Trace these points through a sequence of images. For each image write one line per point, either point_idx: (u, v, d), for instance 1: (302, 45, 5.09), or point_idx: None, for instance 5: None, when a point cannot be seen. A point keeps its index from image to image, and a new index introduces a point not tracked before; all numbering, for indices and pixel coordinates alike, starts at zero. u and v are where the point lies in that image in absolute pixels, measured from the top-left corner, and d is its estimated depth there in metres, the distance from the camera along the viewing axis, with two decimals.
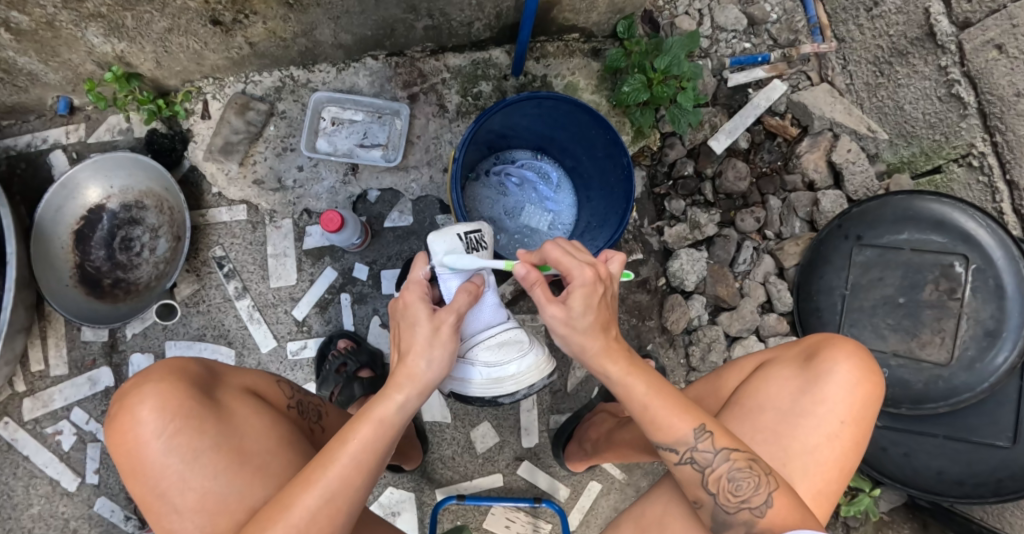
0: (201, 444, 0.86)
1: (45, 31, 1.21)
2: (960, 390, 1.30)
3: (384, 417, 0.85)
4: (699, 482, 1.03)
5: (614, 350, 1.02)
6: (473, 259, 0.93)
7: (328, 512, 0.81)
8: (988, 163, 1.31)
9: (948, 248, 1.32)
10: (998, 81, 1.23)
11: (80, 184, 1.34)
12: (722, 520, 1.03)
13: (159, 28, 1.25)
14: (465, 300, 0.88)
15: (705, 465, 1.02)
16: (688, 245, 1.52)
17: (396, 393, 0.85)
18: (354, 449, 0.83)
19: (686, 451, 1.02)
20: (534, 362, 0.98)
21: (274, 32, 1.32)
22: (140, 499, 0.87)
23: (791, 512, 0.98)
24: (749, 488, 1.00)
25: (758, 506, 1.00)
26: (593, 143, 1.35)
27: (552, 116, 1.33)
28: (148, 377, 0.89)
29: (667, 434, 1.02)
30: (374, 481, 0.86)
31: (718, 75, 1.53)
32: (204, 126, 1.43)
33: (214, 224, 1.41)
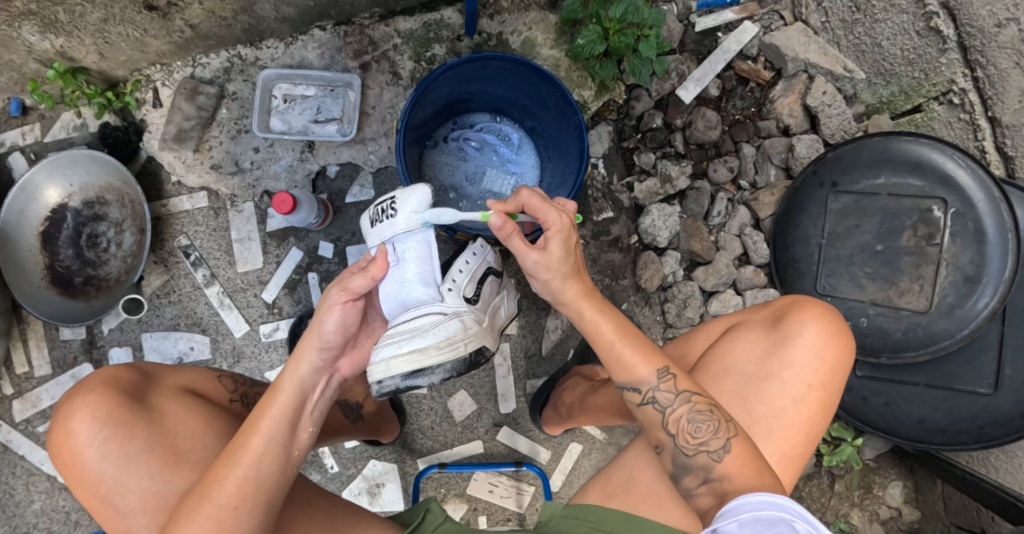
0: (134, 447, 0.90)
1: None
2: (939, 338, 1.26)
3: (290, 389, 0.91)
4: (660, 424, 0.99)
5: (588, 292, 1.01)
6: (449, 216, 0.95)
7: (242, 483, 0.84)
8: (970, 100, 1.27)
9: (926, 191, 1.26)
10: (978, 11, 1.16)
11: (40, 185, 1.37)
12: (682, 464, 0.97)
13: (94, 20, 1.22)
14: (361, 280, 0.93)
15: (666, 406, 0.98)
16: (659, 200, 1.47)
17: (297, 364, 0.92)
18: (265, 421, 0.88)
19: (648, 391, 0.99)
20: (394, 354, 0.93)
21: (213, 12, 1.27)
22: (87, 504, 0.91)
23: (748, 464, 0.92)
24: (708, 431, 0.95)
25: (717, 450, 0.94)
26: (546, 102, 1.29)
27: (501, 77, 1.28)
28: (80, 389, 0.93)
29: (629, 374, 0.99)
30: (290, 454, 0.89)
31: (685, 20, 1.48)
32: (157, 115, 1.42)
33: (176, 214, 1.42)
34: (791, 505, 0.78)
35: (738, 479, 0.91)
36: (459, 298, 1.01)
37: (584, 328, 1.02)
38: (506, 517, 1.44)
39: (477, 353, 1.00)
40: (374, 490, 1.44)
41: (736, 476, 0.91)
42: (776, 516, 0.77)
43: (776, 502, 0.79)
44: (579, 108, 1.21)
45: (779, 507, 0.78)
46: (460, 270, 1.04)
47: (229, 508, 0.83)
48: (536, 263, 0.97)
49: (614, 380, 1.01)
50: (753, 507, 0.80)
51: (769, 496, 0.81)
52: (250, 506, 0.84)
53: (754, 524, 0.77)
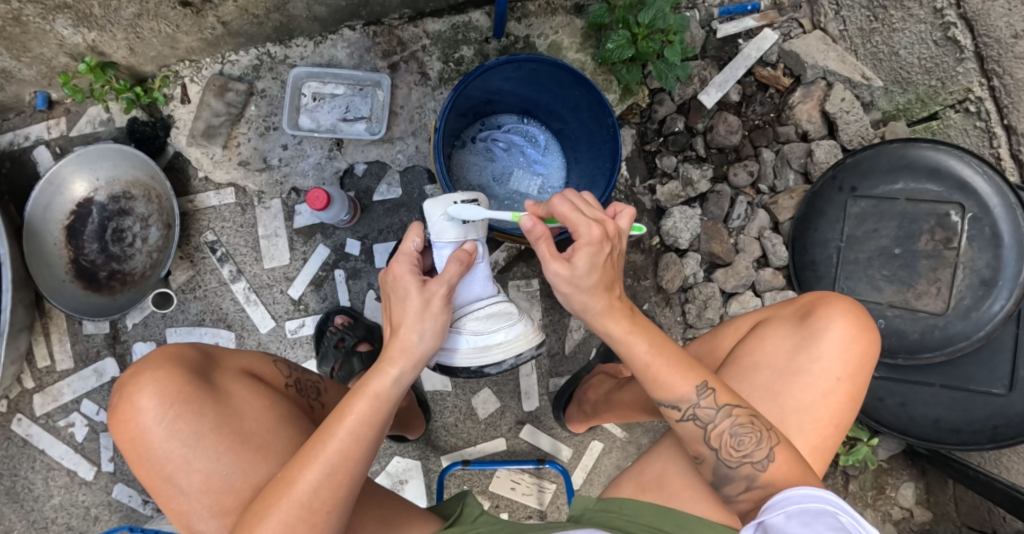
0: (202, 426, 0.91)
1: (13, 27, 1.18)
2: (956, 339, 1.29)
3: (377, 386, 0.87)
4: (701, 438, 1.00)
5: (616, 311, 0.97)
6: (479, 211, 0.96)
7: (331, 487, 0.83)
8: (985, 108, 1.31)
9: (944, 197, 1.30)
10: (995, 22, 1.21)
11: (66, 179, 1.37)
12: (724, 474, 0.99)
13: (129, 14, 1.22)
14: (456, 270, 0.90)
15: (708, 422, 0.99)
16: (680, 202, 1.50)
17: (388, 366, 0.87)
18: (349, 421, 0.85)
19: (688, 408, 0.99)
20: (504, 341, 1.00)
21: (246, 9, 1.28)
22: (147, 482, 0.92)
23: (792, 467, 0.95)
24: (750, 443, 0.97)
25: (761, 461, 0.96)
26: (578, 104, 1.32)
27: (532, 79, 1.30)
28: (145, 366, 0.94)
29: (669, 392, 0.99)
30: (374, 455, 0.88)
31: (706, 26, 1.51)
32: (185, 111, 1.42)
33: (203, 210, 1.42)
34: (834, 499, 0.81)
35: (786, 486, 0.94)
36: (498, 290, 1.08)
37: (618, 349, 0.99)
38: (528, 514, 1.46)
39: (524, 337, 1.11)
40: (397, 486, 1.45)
41: (783, 482, 0.94)
42: (822, 508, 0.79)
43: (819, 495, 0.82)
44: (613, 110, 1.23)
45: (824, 500, 0.81)
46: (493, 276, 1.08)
47: (317, 512, 0.83)
48: (556, 274, 0.93)
49: (651, 397, 1.01)
50: (798, 501, 0.83)
51: (814, 490, 0.83)
52: (338, 508, 0.85)
53: (800, 516, 0.80)
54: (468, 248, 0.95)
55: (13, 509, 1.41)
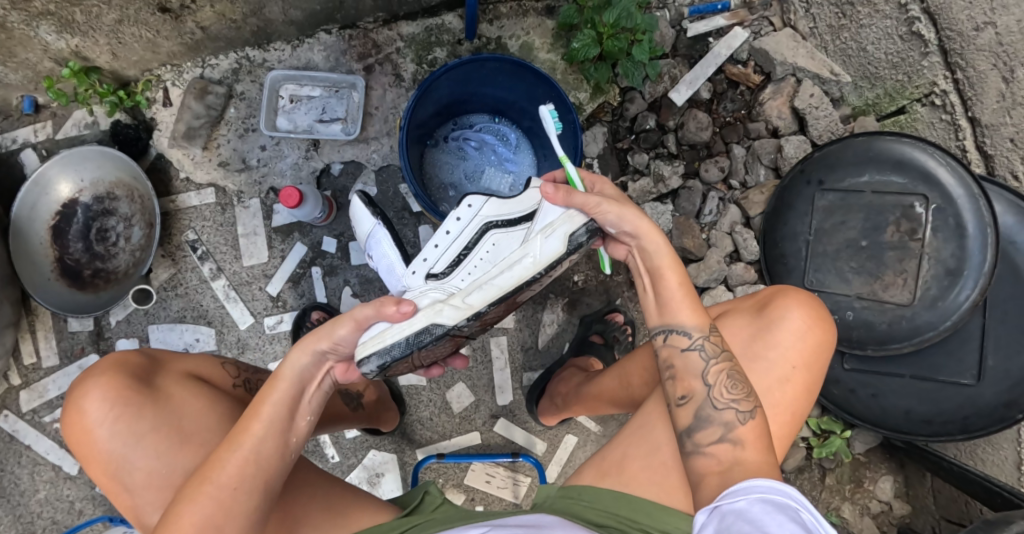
0: (142, 426, 0.94)
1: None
2: (923, 329, 1.29)
3: (288, 375, 0.92)
4: (697, 373, 0.98)
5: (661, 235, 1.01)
6: (358, 211, 1.10)
7: (247, 468, 0.86)
8: (951, 101, 1.32)
9: (908, 188, 1.31)
10: (957, 16, 1.21)
11: (52, 180, 1.41)
12: (704, 415, 0.95)
13: (109, 21, 1.25)
14: (343, 329, 0.93)
15: (710, 357, 0.98)
16: (653, 199, 1.53)
17: (297, 355, 0.92)
18: (267, 409, 0.90)
19: (697, 338, 0.99)
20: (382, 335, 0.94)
21: (223, 15, 1.32)
22: (99, 478, 0.96)
23: (760, 437, 0.93)
24: (742, 389, 0.95)
25: (744, 411, 0.94)
26: (541, 102, 1.35)
27: (496, 77, 1.34)
28: (92, 372, 0.98)
29: (675, 317, 1.00)
30: (287, 437, 0.91)
31: (677, 26, 1.54)
32: (167, 113, 1.46)
33: (184, 209, 1.46)
34: (791, 490, 0.80)
35: (752, 447, 0.92)
36: (422, 274, 1.06)
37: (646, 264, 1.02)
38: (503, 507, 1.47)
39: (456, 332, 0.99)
40: (373, 479, 1.47)
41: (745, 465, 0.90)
42: (784, 501, 0.78)
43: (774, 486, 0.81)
44: (573, 107, 1.27)
45: (784, 492, 0.80)
46: (423, 258, 1.07)
47: (235, 492, 0.85)
48: (603, 200, 1.00)
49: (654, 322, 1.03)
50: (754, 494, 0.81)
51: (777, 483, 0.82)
52: (250, 489, 0.86)
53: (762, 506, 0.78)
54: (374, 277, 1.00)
55: None
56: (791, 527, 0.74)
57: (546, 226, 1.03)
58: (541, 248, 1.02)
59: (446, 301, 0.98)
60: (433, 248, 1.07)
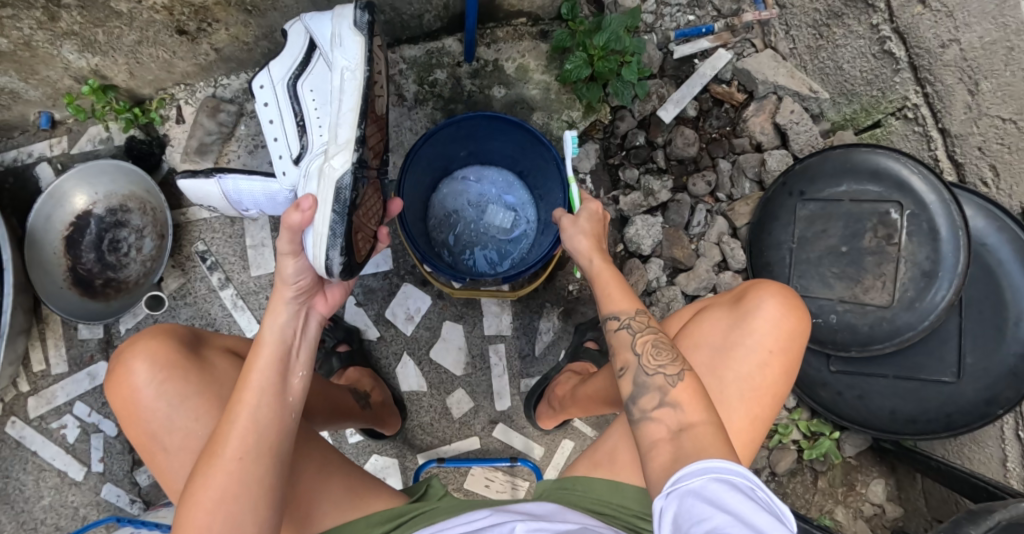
0: (187, 389, 0.99)
1: (23, 51, 1.29)
2: (903, 329, 1.35)
3: (271, 340, 0.94)
4: (628, 345, 1.04)
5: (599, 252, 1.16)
6: (190, 189, 1.29)
7: (256, 438, 0.88)
8: (922, 114, 1.41)
9: (884, 196, 1.38)
10: (925, 34, 1.30)
11: (67, 193, 1.47)
12: (641, 383, 1.00)
13: (130, 41, 1.33)
14: (288, 266, 0.96)
15: (636, 330, 1.05)
16: (643, 212, 1.60)
17: (274, 316, 0.96)
18: (253, 376, 0.91)
19: (625, 317, 1.06)
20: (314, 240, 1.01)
21: (237, 37, 1.40)
22: (136, 438, 1.00)
23: (695, 393, 0.96)
24: (667, 355, 1.01)
25: (672, 374, 0.99)
26: (522, 145, 1.43)
27: (501, 136, 1.43)
28: (141, 336, 1.02)
29: (613, 304, 1.09)
30: (291, 407, 0.93)
31: (663, 49, 1.61)
32: (180, 130, 1.54)
33: (194, 221, 1.52)
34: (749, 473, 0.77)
35: (686, 404, 0.95)
36: (290, 163, 1.17)
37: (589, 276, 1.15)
38: None
39: (361, 167, 1.07)
40: None
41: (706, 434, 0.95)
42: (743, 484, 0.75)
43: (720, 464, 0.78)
44: (551, 144, 1.34)
45: (743, 476, 0.77)
46: (280, 157, 1.18)
47: (249, 461, 0.87)
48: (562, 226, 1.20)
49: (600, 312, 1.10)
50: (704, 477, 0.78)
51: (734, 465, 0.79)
52: (257, 460, 0.88)
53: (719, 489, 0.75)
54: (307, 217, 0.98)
55: (3, 511, 1.46)
56: (750, 508, 0.71)
57: (335, 38, 1.10)
58: (343, 52, 1.09)
59: (328, 157, 1.06)
60: (277, 144, 1.19)
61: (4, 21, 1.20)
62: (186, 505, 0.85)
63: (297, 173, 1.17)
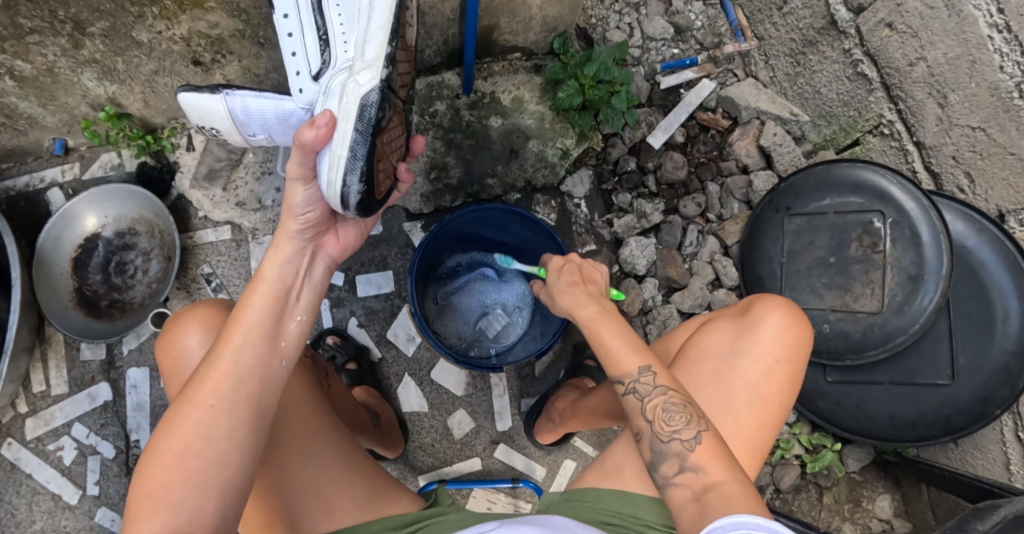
0: None
1: (45, 77, 1.37)
2: (895, 334, 1.34)
3: (270, 277, 0.98)
4: (639, 412, 1.01)
5: (598, 315, 1.09)
6: (190, 109, 1.20)
7: (239, 382, 0.91)
8: (897, 129, 1.49)
9: (866, 207, 1.38)
10: (894, 55, 1.40)
11: (79, 214, 1.52)
12: (658, 450, 0.98)
13: (147, 70, 1.41)
14: (298, 192, 1.01)
15: (645, 395, 1.00)
16: (637, 233, 1.63)
17: (275, 253, 1.00)
18: (247, 313, 0.95)
19: (630, 382, 1.01)
20: (328, 165, 0.99)
21: (249, 69, 1.48)
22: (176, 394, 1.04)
23: (716, 456, 0.95)
24: (680, 420, 0.98)
25: (689, 440, 0.97)
26: (519, 224, 1.38)
27: (511, 224, 1.38)
28: (202, 302, 1.08)
29: (615, 367, 1.03)
30: (274, 355, 0.95)
31: (651, 79, 1.70)
32: (189, 158, 1.60)
33: (201, 245, 1.57)
34: (777, 527, 0.79)
35: (710, 468, 0.94)
36: (308, 80, 1.11)
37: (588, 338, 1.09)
38: None
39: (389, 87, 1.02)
40: None
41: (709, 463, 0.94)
42: None
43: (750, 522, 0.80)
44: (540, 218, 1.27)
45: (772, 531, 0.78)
46: (297, 73, 1.11)
47: (236, 404, 0.89)
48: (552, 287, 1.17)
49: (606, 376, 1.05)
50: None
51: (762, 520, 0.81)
52: (231, 405, 0.89)
53: None
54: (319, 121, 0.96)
55: None
56: None
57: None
58: None
59: (353, 73, 1.01)
60: (294, 59, 1.11)
61: (30, 48, 1.28)
62: (155, 444, 0.86)
63: (315, 91, 1.11)
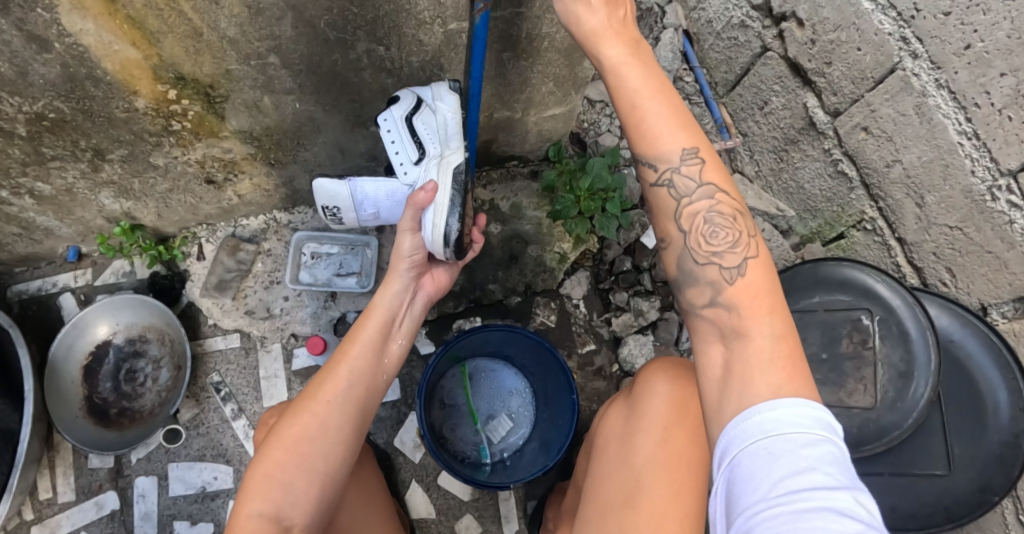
0: None
1: (64, 196, 1.42)
2: (890, 429, 1.37)
3: (382, 307, 1.18)
4: (672, 213, 0.96)
5: (630, 43, 0.97)
6: (320, 196, 1.37)
7: (353, 384, 1.11)
8: (879, 225, 1.57)
9: (854, 304, 1.45)
10: (871, 156, 1.51)
11: (91, 324, 1.56)
12: (687, 269, 0.94)
13: (161, 190, 1.47)
14: (408, 240, 1.19)
15: (682, 193, 0.95)
16: (635, 331, 1.66)
17: (388, 287, 1.20)
18: (364, 333, 1.15)
19: (666, 170, 0.95)
20: (433, 221, 1.18)
21: (260, 186, 1.55)
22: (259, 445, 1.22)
23: (760, 297, 0.88)
24: (725, 238, 0.93)
25: (729, 267, 0.91)
26: (524, 345, 1.41)
27: (517, 344, 1.41)
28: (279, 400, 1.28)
29: (652, 144, 0.94)
30: (377, 376, 1.15)
31: (643, 179, 1.79)
32: (200, 266, 1.65)
33: (210, 353, 1.61)
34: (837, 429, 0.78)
35: (748, 301, 0.88)
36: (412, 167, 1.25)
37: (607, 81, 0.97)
38: None
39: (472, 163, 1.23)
40: None
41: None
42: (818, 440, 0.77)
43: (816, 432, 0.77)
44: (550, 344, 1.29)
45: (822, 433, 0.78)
46: (402, 165, 1.25)
47: (345, 403, 1.09)
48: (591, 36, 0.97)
49: (634, 151, 0.97)
50: (780, 417, 0.79)
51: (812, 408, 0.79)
52: (343, 406, 1.09)
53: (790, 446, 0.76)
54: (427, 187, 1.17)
55: None
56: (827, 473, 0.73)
57: (436, 96, 1.22)
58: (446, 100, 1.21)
59: (444, 156, 1.20)
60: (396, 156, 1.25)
61: (51, 172, 1.33)
62: (277, 434, 1.06)
63: (418, 174, 1.25)
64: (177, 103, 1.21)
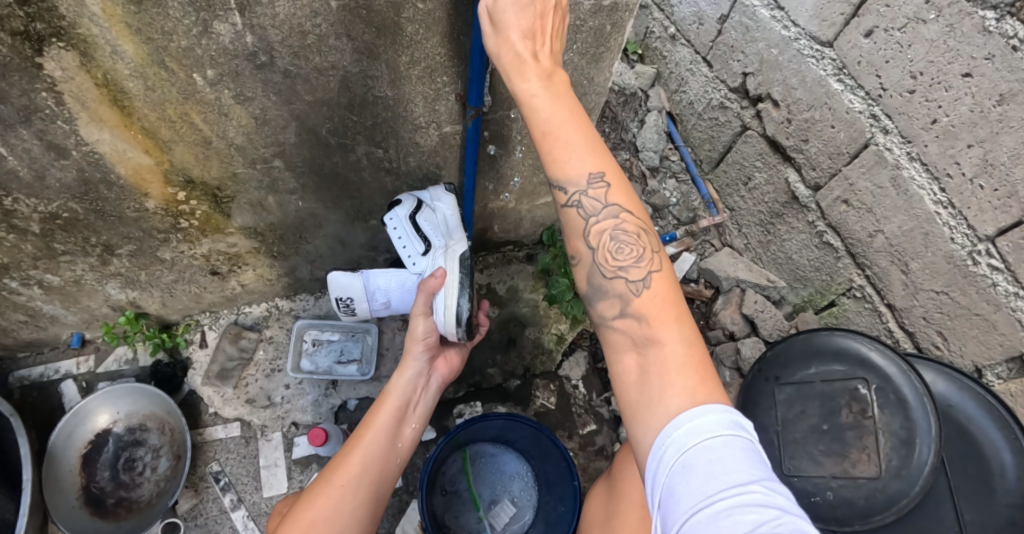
0: None
1: (71, 286, 1.43)
2: (898, 498, 1.30)
3: (396, 393, 1.24)
4: (581, 232, 0.96)
5: (535, 64, 0.94)
6: (335, 287, 1.40)
7: (364, 468, 1.16)
8: (868, 292, 1.61)
9: (849, 374, 1.40)
10: (854, 227, 1.58)
11: (92, 412, 1.55)
12: (597, 283, 0.94)
13: (167, 280, 1.49)
14: (422, 325, 1.25)
15: (590, 213, 0.94)
16: None
17: (403, 373, 1.26)
18: (378, 419, 1.21)
19: (575, 193, 0.94)
20: (444, 300, 1.23)
21: (263, 275, 1.59)
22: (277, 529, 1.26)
23: (669, 303, 0.88)
24: (630, 253, 0.93)
25: (636, 281, 0.91)
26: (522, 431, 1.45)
27: (516, 429, 1.45)
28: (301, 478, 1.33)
29: (560, 170, 0.94)
30: (388, 459, 1.20)
31: None
32: (202, 353, 1.66)
33: (210, 441, 1.60)
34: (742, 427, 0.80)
35: (647, 311, 0.88)
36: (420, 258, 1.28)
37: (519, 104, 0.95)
38: None
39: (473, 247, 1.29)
40: None
41: None
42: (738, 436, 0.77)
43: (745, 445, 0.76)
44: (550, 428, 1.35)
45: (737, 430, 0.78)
46: (410, 257, 1.29)
47: (355, 485, 1.14)
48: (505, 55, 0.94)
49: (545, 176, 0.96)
50: (718, 425, 0.76)
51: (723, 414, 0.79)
52: (356, 487, 1.14)
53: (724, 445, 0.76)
54: (438, 274, 1.22)
55: None
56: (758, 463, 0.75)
57: (433, 197, 1.29)
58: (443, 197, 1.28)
59: (449, 245, 1.26)
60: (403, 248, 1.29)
61: (61, 266, 1.35)
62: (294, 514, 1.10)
63: (427, 264, 1.28)
64: (186, 203, 1.26)
